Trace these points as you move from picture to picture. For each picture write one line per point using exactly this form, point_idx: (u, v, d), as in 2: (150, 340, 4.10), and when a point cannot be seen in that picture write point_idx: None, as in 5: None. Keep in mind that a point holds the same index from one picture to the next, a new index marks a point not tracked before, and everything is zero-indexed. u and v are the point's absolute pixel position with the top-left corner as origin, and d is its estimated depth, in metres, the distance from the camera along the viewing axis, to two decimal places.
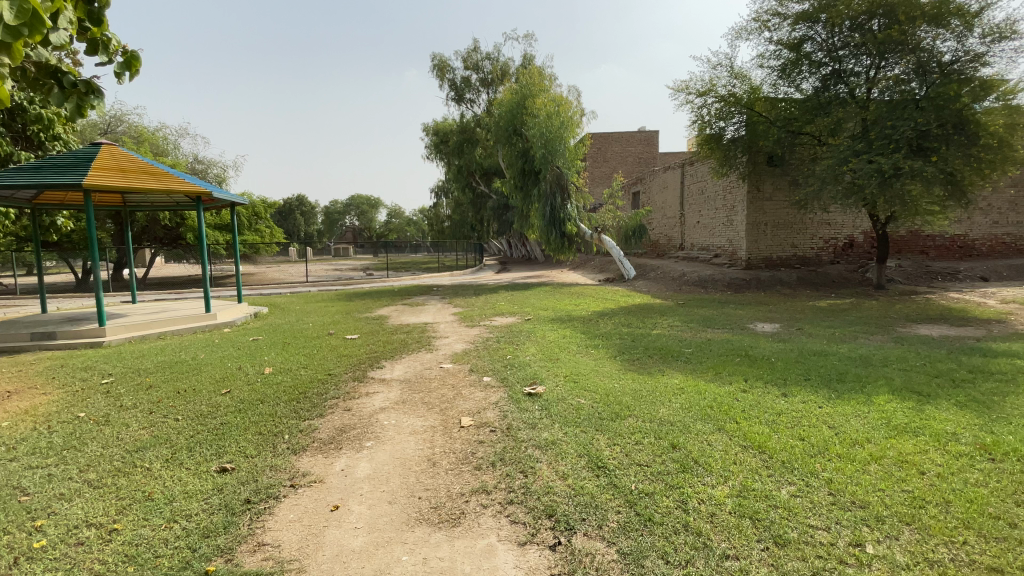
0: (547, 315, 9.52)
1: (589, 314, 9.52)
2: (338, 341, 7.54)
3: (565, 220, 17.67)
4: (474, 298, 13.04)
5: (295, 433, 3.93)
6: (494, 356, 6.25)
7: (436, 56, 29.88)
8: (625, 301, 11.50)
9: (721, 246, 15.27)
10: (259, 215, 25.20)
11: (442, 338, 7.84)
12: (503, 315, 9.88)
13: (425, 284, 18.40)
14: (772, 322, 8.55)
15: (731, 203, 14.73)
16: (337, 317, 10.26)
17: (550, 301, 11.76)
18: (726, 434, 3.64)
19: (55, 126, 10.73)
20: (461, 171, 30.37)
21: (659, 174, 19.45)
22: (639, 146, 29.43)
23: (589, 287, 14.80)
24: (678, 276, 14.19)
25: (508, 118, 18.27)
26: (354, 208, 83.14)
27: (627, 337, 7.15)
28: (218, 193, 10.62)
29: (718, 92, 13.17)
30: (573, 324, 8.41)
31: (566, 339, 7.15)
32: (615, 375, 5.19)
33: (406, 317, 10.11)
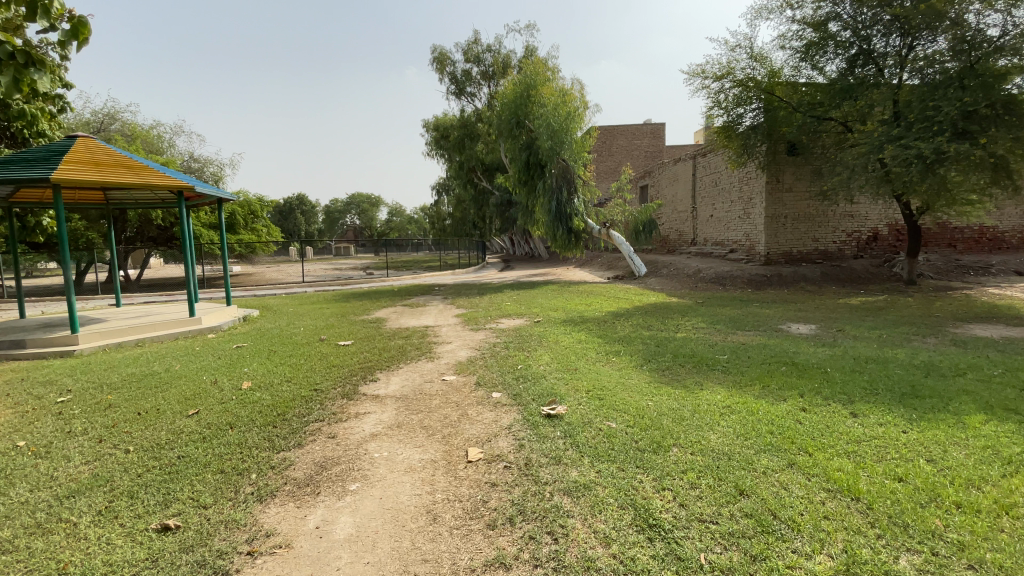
0: (558, 316, 8.79)
1: (604, 315, 8.79)
2: (329, 349, 6.81)
3: (572, 214, 16.89)
4: (478, 298, 12.30)
5: (264, 472, 3.19)
6: (504, 365, 5.53)
7: (435, 49, 29.19)
8: (641, 300, 10.74)
9: (737, 240, 14.48)
10: (255, 213, 24.50)
11: (445, 343, 7.10)
12: (510, 316, 9.15)
13: (426, 283, 17.64)
14: (807, 323, 7.80)
15: (748, 195, 13.92)
16: (331, 320, 9.54)
17: (560, 301, 11.01)
18: (802, 473, 2.94)
19: (40, 122, 10.14)
20: (462, 167, 29.60)
21: (669, 167, 18.65)
22: (646, 140, 28.64)
23: (599, 285, 14.05)
24: (693, 273, 13.41)
25: (512, 110, 17.40)
26: (355, 207, 82.32)
27: (651, 343, 6.39)
28: (203, 187, 9.90)
29: (736, 77, 12.34)
30: (588, 326, 7.66)
31: (582, 344, 6.41)
32: (646, 390, 4.44)
33: (406, 320, 9.39)
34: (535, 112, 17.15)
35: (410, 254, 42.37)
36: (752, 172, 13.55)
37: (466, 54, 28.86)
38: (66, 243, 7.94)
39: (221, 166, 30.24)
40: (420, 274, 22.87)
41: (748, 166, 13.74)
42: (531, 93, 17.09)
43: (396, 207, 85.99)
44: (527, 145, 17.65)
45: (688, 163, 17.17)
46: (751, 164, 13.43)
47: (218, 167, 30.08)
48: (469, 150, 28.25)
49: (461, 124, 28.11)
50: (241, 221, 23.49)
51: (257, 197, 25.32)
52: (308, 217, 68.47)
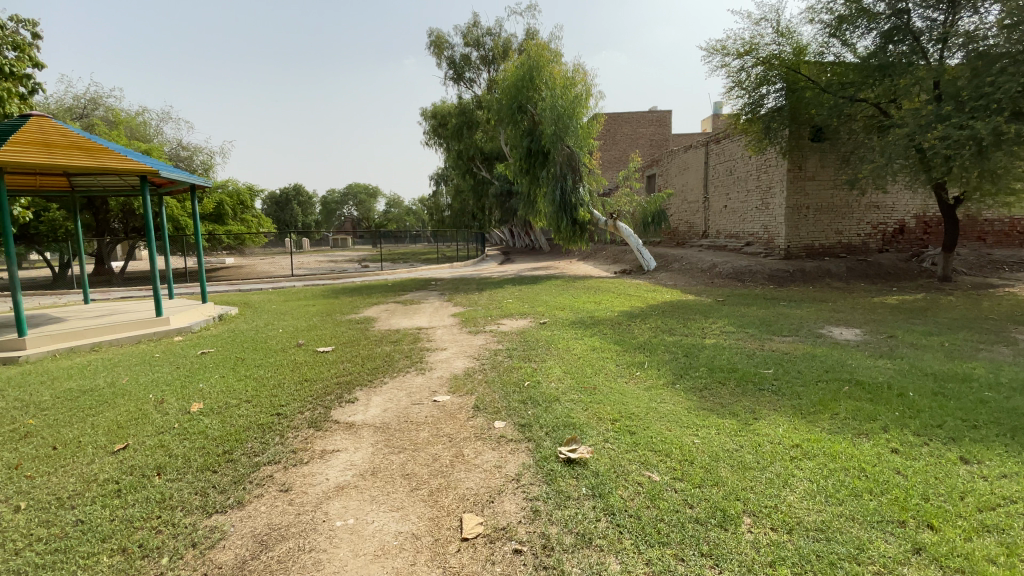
0: (566, 316, 7.89)
1: (618, 315, 7.87)
2: (307, 357, 5.92)
3: (576, 205, 15.93)
4: (477, 295, 11.36)
5: (180, 557, 2.33)
6: (507, 381, 4.61)
7: (432, 32, 28.16)
8: (656, 298, 9.83)
9: (754, 232, 13.55)
10: (245, 203, 23.48)
11: (439, 350, 6.19)
12: (513, 316, 8.24)
13: (423, 277, 16.67)
14: (851, 326, 6.89)
15: (767, 183, 12.96)
16: (314, 320, 8.63)
17: (567, 298, 10.07)
18: (940, 566, 2.06)
19: (9, 105, 9.28)
20: (461, 156, 28.55)
21: (679, 154, 17.66)
22: (651, 128, 27.60)
23: (607, 280, 13.13)
24: (708, 267, 12.49)
25: (513, 94, 16.35)
26: (352, 198, 80.95)
27: (678, 352, 5.49)
28: (172, 172, 8.94)
29: (759, 55, 11.35)
30: (602, 330, 6.75)
31: (597, 353, 5.51)
32: (687, 421, 3.56)
33: (398, 320, 8.48)
34: (537, 97, 16.10)
35: (407, 246, 41.30)
36: (773, 158, 12.57)
37: (465, 38, 27.73)
38: (10, 235, 7.05)
39: (212, 154, 29.11)
40: (416, 267, 21.96)
41: (768, 152, 12.79)
42: (534, 76, 16.02)
43: (394, 198, 84.75)
44: (530, 131, 16.64)
45: (701, 150, 16.17)
46: (772, 150, 12.47)
47: (208, 156, 28.94)
48: (468, 138, 27.20)
49: (459, 111, 27.07)
50: (230, 211, 22.46)
51: (247, 187, 24.25)
52: (304, 208, 67.24)
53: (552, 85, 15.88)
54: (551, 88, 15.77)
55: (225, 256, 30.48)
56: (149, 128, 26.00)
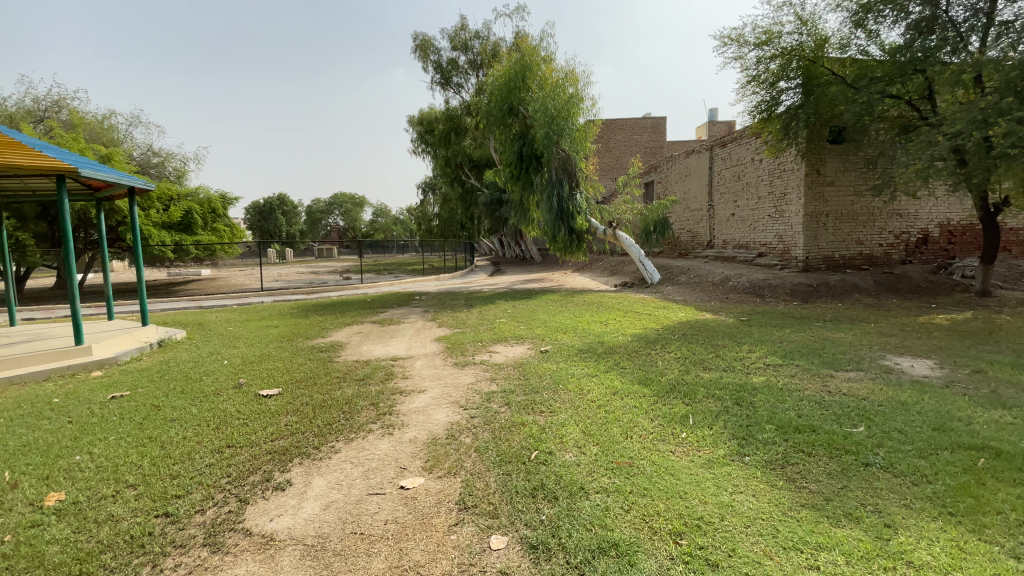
0: (571, 342, 6.61)
1: (633, 342, 6.61)
2: (242, 406, 4.55)
3: (573, 212, 14.73)
4: (466, 313, 10.02)
5: None
6: (505, 450, 3.30)
7: (418, 35, 27.04)
8: (671, 318, 8.58)
9: (767, 242, 12.45)
10: (218, 211, 21.96)
11: (417, 392, 4.85)
12: (508, 342, 6.92)
13: (407, 291, 15.30)
14: (918, 358, 5.69)
15: (781, 189, 11.89)
16: (270, 347, 7.22)
17: (569, 317, 8.77)
18: None
19: None
20: (449, 163, 27.33)
21: (680, 160, 16.60)
22: (645, 135, 26.70)
23: (608, 295, 11.91)
24: (720, 280, 11.32)
25: (503, 94, 15.18)
26: (338, 207, 79.10)
27: (725, 397, 4.24)
28: (102, 173, 7.50)
29: (778, 46, 10.26)
30: (619, 363, 5.48)
31: (620, 400, 4.22)
32: (793, 536, 2.33)
33: (369, 347, 7.10)
34: (529, 97, 14.97)
35: (393, 257, 39.76)
36: (789, 162, 11.52)
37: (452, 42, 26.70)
38: None
39: (185, 160, 27.47)
40: (400, 279, 20.56)
41: (782, 156, 11.74)
42: (525, 76, 14.89)
43: (382, 207, 83.21)
44: (521, 135, 15.52)
45: (705, 154, 15.10)
46: (788, 152, 11.41)
47: (181, 162, 27.29)
48: (456, 145, 26.01)
49: (446, 117, 25.90)
50: (200, 220, 20.88)
51: (220, 194, 22.73)
52: (289, 218, 65.43)
53: (544, 85, 14.73)
54: (544, 88, 14.62)
55: (199, 268, 28.78)
56: (116, 132, 24.38)
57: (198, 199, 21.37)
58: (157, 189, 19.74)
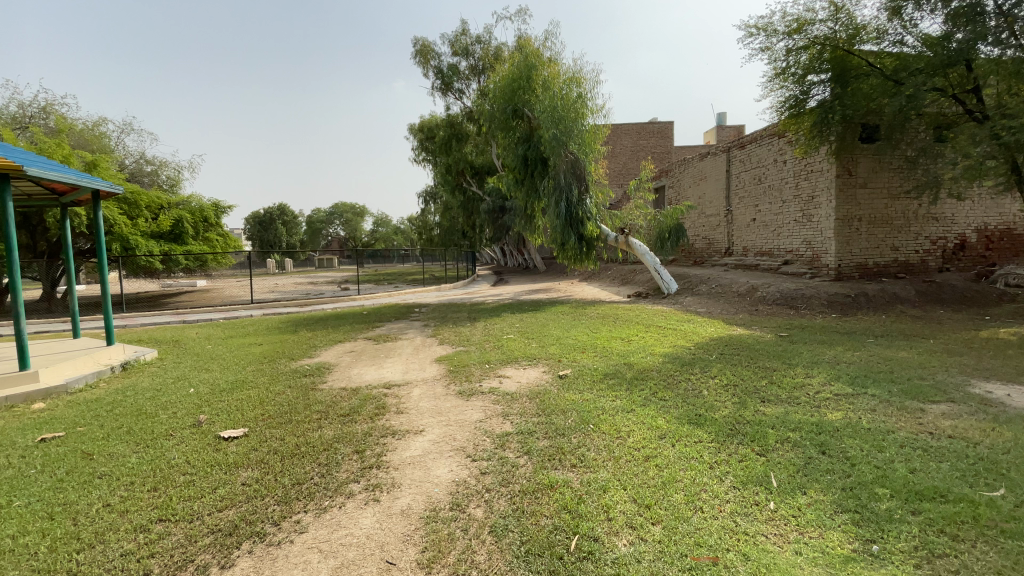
0: (593, 365, 5.69)
1: (665, 364, 5.69)
2: (193, 456, 3.65)
3: (582, 219, 13.88)
4: (470, 329, 9.10)
5: None
6: (532, 535, 2.38)
7: (418, 40, 26.38)
8: (700, 334, 7.65)
9: (792, 249, 11.56)
10: (210, 220, 21.15)
11: (413, 433, 3.93)
12: (519, 364, 5.98)
13: (406, 303, 14.38)
14: (1010, 384, 4.77)
15: (809, 192, 11.02)
16: (246, 372, 6.29)
17: (585, 333, 7.85)
18: None
19: None
20: (449, 170, 26.56)
21: (693, 163, 15.78)
22: (652, 140, 25.96)
23: (623, 307, 11.01)
24: (746, 290, 10.41)
25: (507, 95, 14.39)
26: (338, 217, 78.42)
27: (805, 448, 3.33)
28: (56, 174, 6.62)
29: (808, 35, 9.46)
30: (658, 394, 4.56)
31: (672, 450, 3.31)
32: None
33: (360, 371, 6.17)
34: (534, 99, 14.18)
35: (394, 266, 38.93)
36: (819, 162, 10.66)
37: (452, 47, 26.06)
38: None
39: (179, 169, 26.72)
40: (398, 290, 19.66)
41: (810, 156, 10.90)
42: (530, 76, 14.10)
43: (382, 217, 82.61)
44: (526, 138, 14.71)
45: (721, 157, 14.26)
46: (818, 151, 10.56)
47: (175, 170, 26.52)
48: (457, 152, 25.30)
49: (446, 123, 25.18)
50: (190, 230, 20.04)
51: (213, 203, 21.94)
52: (288, 228, 64.78)
53: (550, 85, 13.95)
54: (550, 89, 13.84)
55: (193, 279, 27.93)
56: (108, 140, 23.65)
57: (190, 208, 20.56)
58: (147, 198, 18.94)
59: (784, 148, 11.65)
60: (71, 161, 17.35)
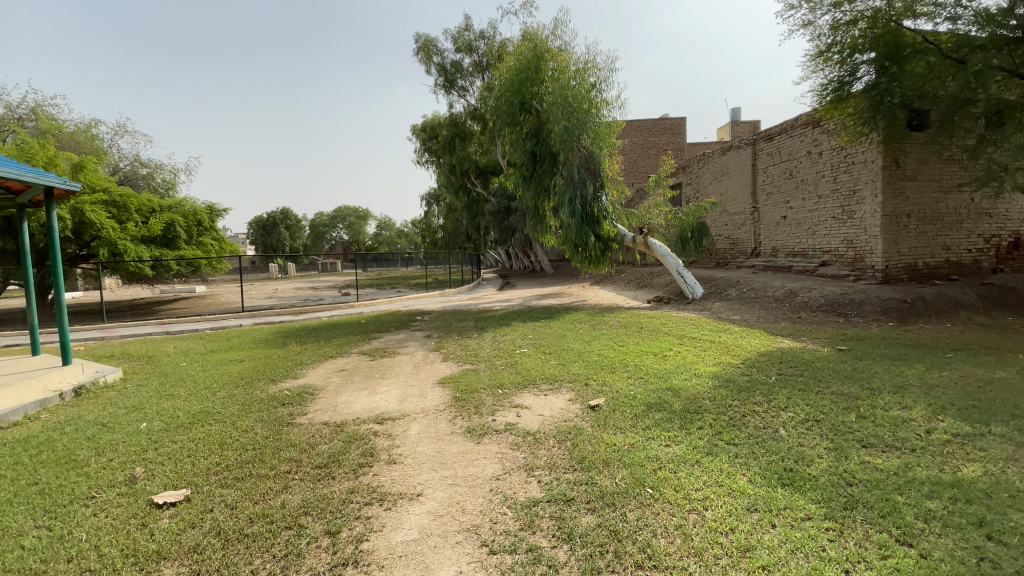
0: (630, 390, 4.69)
1: (718, 390, 4.68)
2: (105, 538, 2.68)
3: (598, 217, 12.85)
4: (477, 341, 8.11)
5: None
6: None
7: (420, 36, 25.53)
8: (743, 348, 6.63)
9: (830, 248, 10.50)
10: (204, 224, 20.27)
11: (406, 496, 2.93)
12: (539, 389, 4.98)
13: (408, 310, 13.38)
14: None
15: (849, 185, 9.98)
16: (215, 399, 5.33)
17: (610, 347, 6.83)
18: None
19: None
20: (453, 171, 25.62)
21: (714, 158, 14.76)
22: (664, 136, 24.94)
23: (644, 314, 9.99)
24: (783, 295, 9.37)
25: (514, 88, 13.43)
26: (341, 220, 77.73)
27: (968, 540, 2.33)
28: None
29: (857, 7, 8.39)
30: (723, 437, 3.55)
31: (776, 538, 2.33)
32: None
33: (349, 397, 5.19)
34: (544, 90, 13.23)
35: (397, 270, 38.05)
36: (862, 152, 9.62)
37: (455, 43, 25.20)
38: None
39: (175, 172, 25.88)
40: (401, 296, 18.64)
41: (851, 146, 9.86)
42: (538, 66, 13.15)
43: (386, 220, 81.91)
44: (535, 133, 13.76)
45: (745, 150, 13.23)
46: (862, 140, 9.52)
47: (170, 173, 25.69)
48: (461, 151, 24.37)
49: (449, 121, 24.24)
50: (183, 234, 19.15)
51: (208, 206, 21.11)
52: (291, 232, 64.09)
53: (560, 75, 12.99)
54: (560, 79, 12.87)
55: (192, 286, 27.13)
56: (101, 143, 22.90)
57: (183, 211, 19.69)
58: (137, 201, 18.12)
59: (820, 138, 10.62)
60: (55, 162, 16.45)
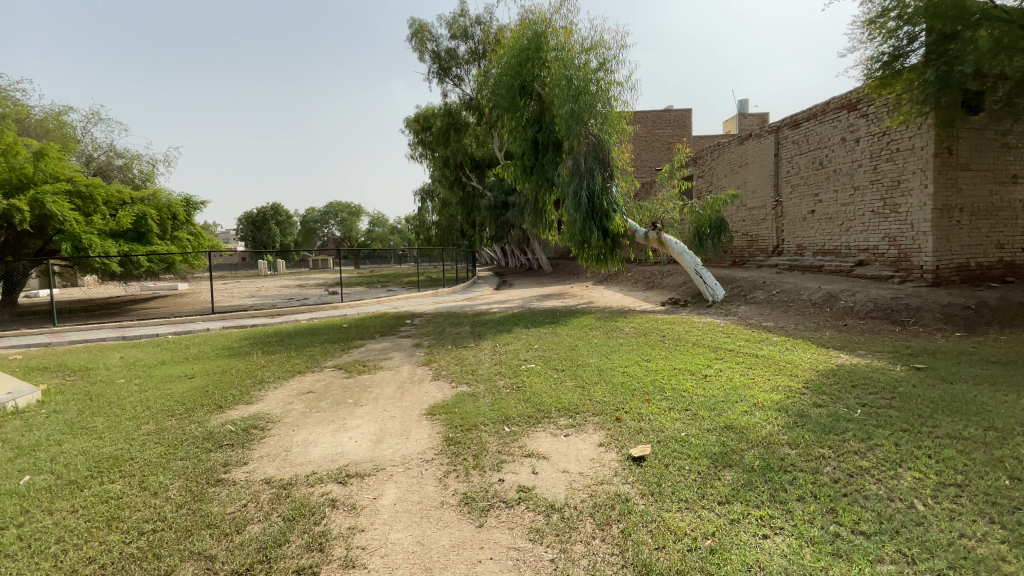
0: (680, 432, 3.54)
1: (796, 434, 3.54)
2: None
3: (607, 211, 11.65)
4: (473, 352, 6.90)
5: None
6: None
7: (414, 22, 24.33)
8: (797, 364, 5.49)
9: (868, 247, 9.42)
10: (179, 217, 18.92)
11: None
12: (557, 427, 3.79)
13: (397, 312, 12.17)
14: None
15: (892, 175, 8.90)
16: (136, 436, 4.13)
17: (636, 363, 5.67)
18: None
19: None
20: (447, 164, 24.36)
21: (731, 148, 13.63)
22: (669, 129, 23.83)
23: (662, 318, 8.84)
24: (821, 298, 8.29)
25: (515, 69, 12.23)
26: (333, 216, 76.08)
27: None
28: None
29: None
30: (845, 525, 2.41)
31: None
32: None
33: (309, 435, 3.98)
34: (547, 72, 12.04)
35: (389, 267, 36.61)
36: (908, 137, 8.53)
37: (451, 29, 23.97)
38: None
39: (153, 163, 24.36)
40: (392, 295, 17.39)
41: (895, 130, 8.78)
42: (540, 45, 11.96)
43: (378, 217, 80.39)
44: (537, 119, 12.58)
45: (767, 138, 12.13)
46: (909, 124, 8.44)
47: (149, 164, 24.18)
48: (456, 143, 23.16)
49: (443, 111, 22.95)
50: (156, 227, 17.74)
51: (185, 198, 19.73)
52: (281, 228, 62.51)
53: (565, 54, 11.78)
54: (565, 58, 11.67)
55: (172, 284, 25.72)
56: (72, 130, 21.43)
57: (157, 203, 18.28)
58: (104, 192, 16.67)
59: (857, 123, 9.54)
60: (15, 148, 14.91)
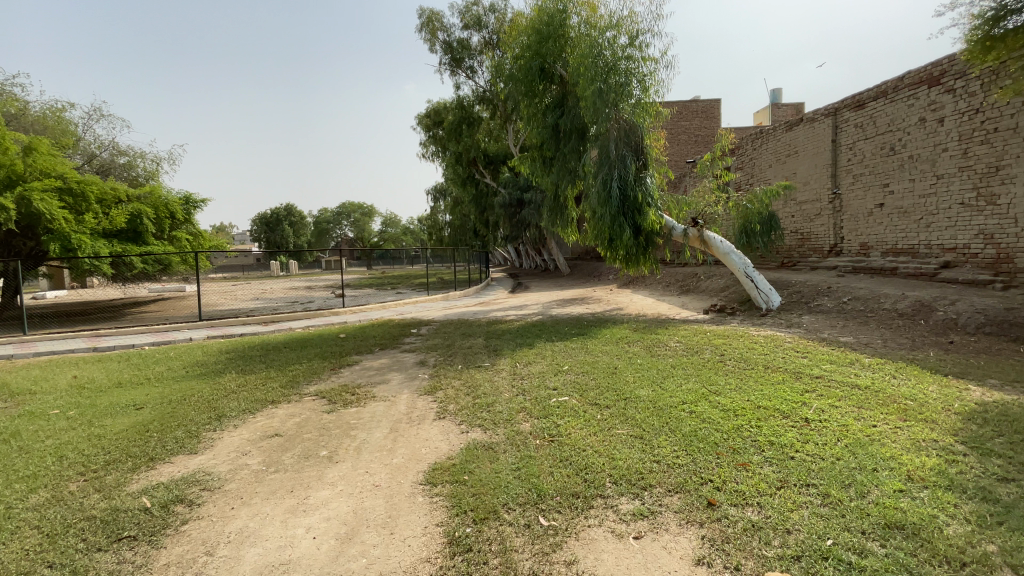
0: (825, 542, 2.22)
1: (1011, 547, 2.19)
2: None
3: (639, 205, 10.25)
4: (488, 375, 5.59)
5: None
6: None
7: (424, 11, 23.13)
8: (924, 402, 4.10)
9: (956, 245, 7.94)
10: (178, 216, 18.04)
11: None
12: (620, 521, 2.47)
13: (404, 318, 10.92)
14: None
15: (989, 160, 7.42)
16: (12, 514, 2.87)
17: (705, 396, 4.31)
18: None
19: None
20: (459, 160, 23.11)
21: (778, 135, 12.17)
22: (696, 121, 22.36)
23: (711, 330, 7.46)
24: (910, 309, 6.84)
25: (534, 48, 10.93)
26: (345, 217, 75.46)
27: None
28: None
29: None
30: None
31: None
32: None
33: (250, 521, 2.69)
34: (571, 50, 10.72)
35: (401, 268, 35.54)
36: (1010, 113, 7.08)
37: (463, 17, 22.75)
38: None
39: (157, 161, 23.51)
40: (401, 298, 16.18)
41: (993, 106, 7.32)
42: (562, 21, 10.68)
43: (391, 217, 79.64)
44: (558, 104, 11.28)
45: (823, 122, 10.67)
46: (1013, 98, 6.98)
47: (153, 162, 23.34)
48: (469, 139, 21.83)
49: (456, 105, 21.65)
50: (153, 227, 16.77)
51: (185, 196, 18.76)
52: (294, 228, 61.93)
53: (591, 30, 10.43)
54: (592, 34, 10.32)
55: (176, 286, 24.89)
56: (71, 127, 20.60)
57: (154, 201, 17.31)
58: (97, 188, 15.72)
59: (942, 100, 8.08)
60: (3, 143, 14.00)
